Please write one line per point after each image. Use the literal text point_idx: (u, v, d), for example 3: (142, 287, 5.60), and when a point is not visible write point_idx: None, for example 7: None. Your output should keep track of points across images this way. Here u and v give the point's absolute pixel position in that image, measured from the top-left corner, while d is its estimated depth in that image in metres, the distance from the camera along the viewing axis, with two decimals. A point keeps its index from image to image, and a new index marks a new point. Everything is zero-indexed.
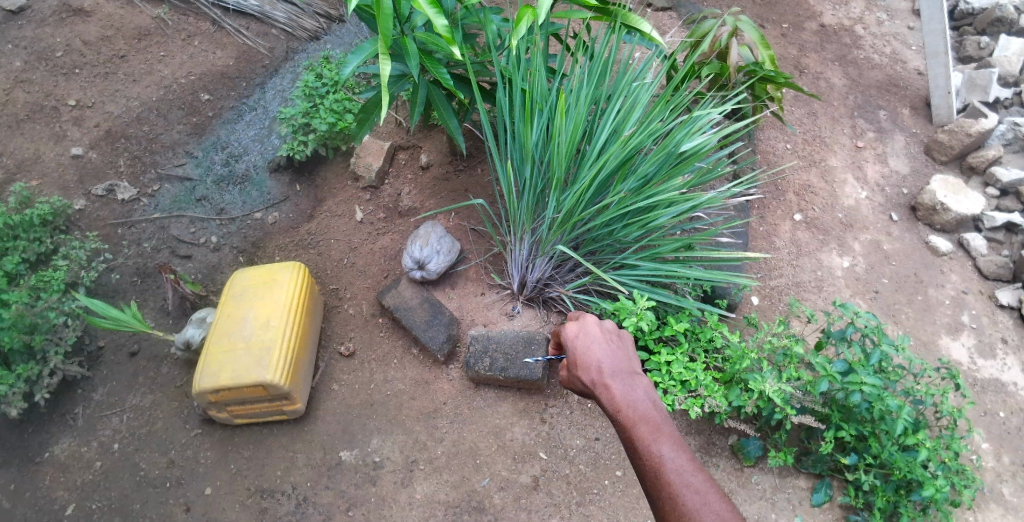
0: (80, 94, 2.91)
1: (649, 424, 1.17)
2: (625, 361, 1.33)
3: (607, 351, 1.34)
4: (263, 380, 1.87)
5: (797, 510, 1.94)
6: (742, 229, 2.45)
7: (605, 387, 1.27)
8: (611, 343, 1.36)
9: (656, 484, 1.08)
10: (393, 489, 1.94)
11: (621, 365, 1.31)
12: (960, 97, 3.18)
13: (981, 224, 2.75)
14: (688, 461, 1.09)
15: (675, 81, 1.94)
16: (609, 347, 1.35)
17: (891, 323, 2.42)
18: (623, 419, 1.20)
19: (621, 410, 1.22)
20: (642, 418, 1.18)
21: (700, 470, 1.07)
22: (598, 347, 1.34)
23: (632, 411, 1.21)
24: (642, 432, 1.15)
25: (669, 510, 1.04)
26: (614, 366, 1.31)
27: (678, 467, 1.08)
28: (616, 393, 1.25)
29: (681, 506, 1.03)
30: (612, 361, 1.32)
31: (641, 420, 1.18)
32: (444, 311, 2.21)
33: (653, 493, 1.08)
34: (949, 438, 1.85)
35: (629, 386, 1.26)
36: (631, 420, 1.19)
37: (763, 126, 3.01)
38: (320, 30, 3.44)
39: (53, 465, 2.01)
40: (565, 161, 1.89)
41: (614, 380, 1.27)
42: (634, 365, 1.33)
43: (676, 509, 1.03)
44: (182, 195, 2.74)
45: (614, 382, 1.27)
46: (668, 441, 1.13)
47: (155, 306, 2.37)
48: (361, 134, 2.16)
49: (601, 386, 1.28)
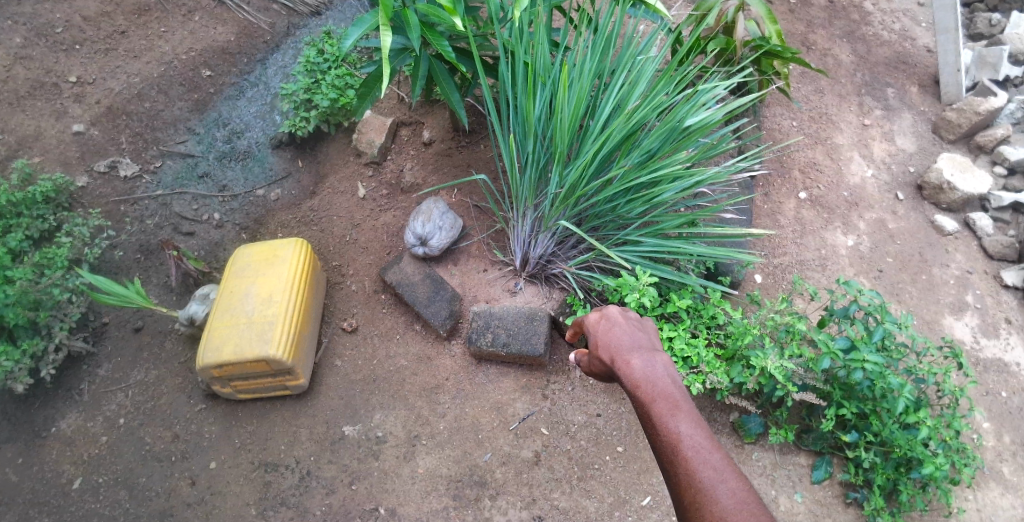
0: (80, 70, 2.89)
1: (667, 400, 1.13)
2: (646, 342, 1.30)
3: (628, 332, 1.32)
4: (265, 355, 1.88)
5: (797, 487, 1.95)
6: (746, 205, 2.43)
7: (624, 362, 1.24)
8: (633, 326, 1.34)
9: (673, 460, 1.05)
10: (395, 463, 1.96)
11: (642, 344, 1.29)
12: (970, 74, 3.13)
13: (987, 203, 2.73)
14: (705, 438, 1.06)
15: (682, 54, 1.89)
16: (630, 330, 1.33)
17: (894, 302, 2.41)
18: (641, 395, 1.16)
19: (640, 386, 1.18)
20: (660, 395, 1.15)
21: (718, 448, 1.04)
22: (618, 329, 1.33)
23: (650, 387, 1.17)
24: (660, 408, 1.12)
25: (684, 487, 1.01)
26: (634, 344, 1.28)
27: (695, 445, 1.04)
28: (636, 368, 1.22)
29: (698, 483, 1.00)
30: (634, 340, 1.29)
31: (659, 397, 1.14)
32: (446, 286, 2.21)
33: (671, 470, 1.05)
34: (951, 417, 1.82)
35: (649, 363, 1.22)
36: (649, 396, 1.15)
37: (769, 103, 2.97)
38: (321, 6, 3.43)
39: (59, 439, 2.03)
40: (567, 136, 1.86)
41: (635, 357, 1.24)
42: (657, 345, 1.30)
43: (692, 487, 1.00)
44: (184, 171, 2.74)
45: (634, 359, 1.24)
46: (687, 417, 1.09)
47: (158, 283, 2.38)
48: (363, 108, 2.13)
49: (621, 362, 1.25)
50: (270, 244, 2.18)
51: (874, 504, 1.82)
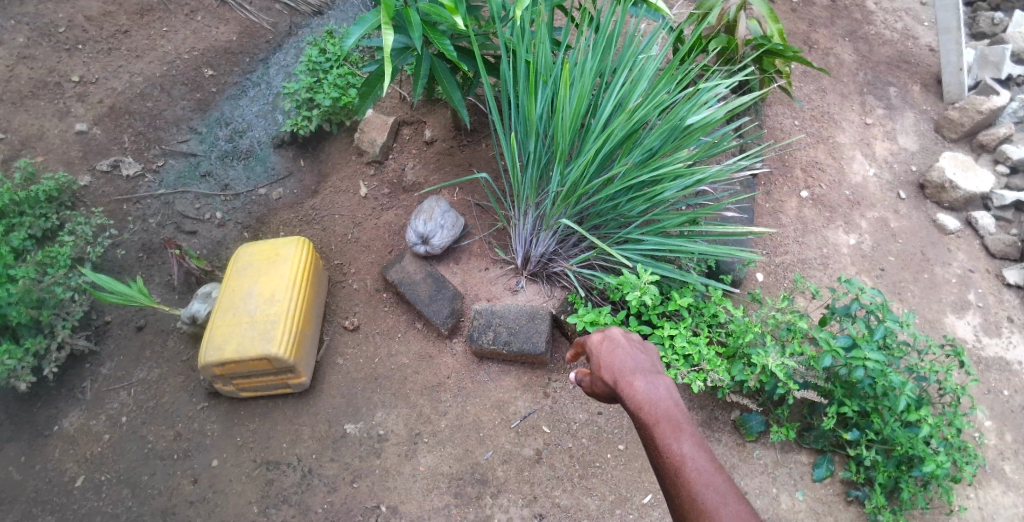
0: (83, 70, 2.90)
1: (670, 422, 1.13)
2: (648, 362, 1.30)
3: (630, 353, 1.32)
4: (267, 353, 1.89)
5: (799, 485, 1.94)
6: (748, 204, 2.43)
7: (627, 384, 1.24)
8: (635, 346, 1.34)
9: (676, 483, 1.05)
10: (397, 461, 1.96)
11: (644, 365, 1.29)
12: (972, 73, 3.13)
13: (990, 202, 2.72)
14: (708, 460, 1.06)
15: (683, 53, 1.88)
16: (633, 351, 1.33)
17: (896, 300, 2.41)
18: (643, 417, 1.17)
19: (642, 408, 1.18)
20: (662, 416, 1.15)
21: (721, 470, 1.04)
22: (620, 349, 1.33)
23: (653, 408, 1.17)
24: (663, 429, 1.12)
25: (688, 510, 1.01)
26: (636, 365, 1.28)
27: (698, 466, 1.04)
28: (638, 389, 1.22)
29: (701, 505, 1.00)
30: (636, 361, 1.29)
31: (662, 418, 1.14)
32: (447, 285, 2.21)
33: (675, 493, 1.05)
34: (953, 415, 1.82)
35: (651, 384, 1.22)
36: (652, 418, 1.15)
37: (770, 102, 2.97)
38: (323, 6, 3.44)
39: (62, 437, 2.03)
40: (569, 135, 1.87)
41: (637, 378, 1.24)
42: (659, 366, 1.30)
43: (696, 509, 1.00)
44: (186, 171, 2.75)
45: (636, 380, 1.24)
46: (690, 438, 1.09)
47: (161, 282, 2.39)
48: (365, 107, 2.13)
49: (624, 384, 1.25)
50: (272, 243, 2.18)
51: (876, 503, 1.82)
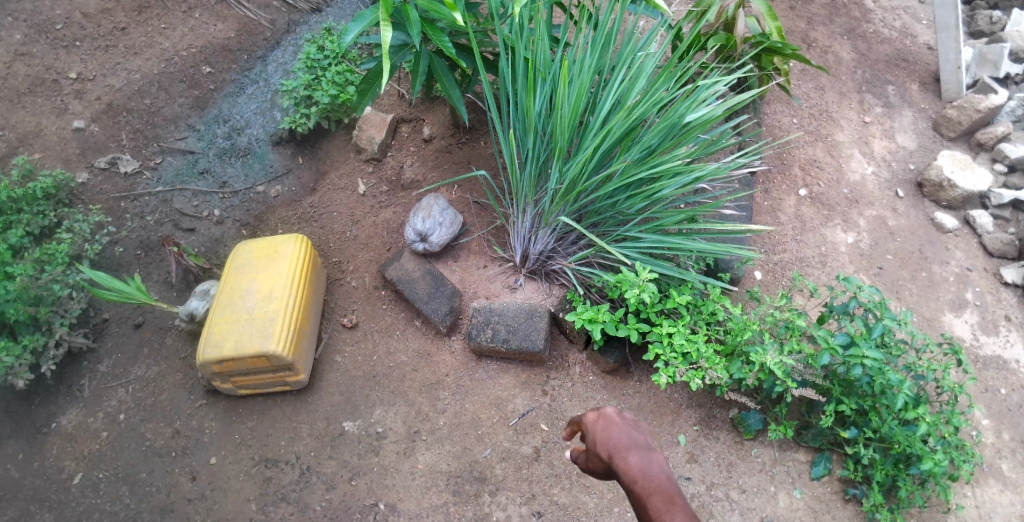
0: (80, 67, 2.89)
1: (663, 494, 1.00)
2: (640, 430, 1.16)
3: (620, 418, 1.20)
4: (265, 350, 1.89)
5: (796, 483, 1.95)
6: (746, 202, 2.44)
7: (616, 452, 1.11)
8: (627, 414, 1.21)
9: None
10: (395, 459, 1.96)
11: (635, 431, 1.16)
12: (971, 72, 3.13)
13: (988, 201, 2.73)
14: None
15: (681, 50, 1.88)
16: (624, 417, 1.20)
17: (894, 299, 2.42)
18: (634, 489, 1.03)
19: (633, 478, 1.04)
20: (655, 488, 1.01)
21: None
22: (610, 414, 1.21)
23: (644, 478, 1.04)
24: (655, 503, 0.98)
25: None
26: (626, 431, 1.15)
27: None
28: (628, 458, 1.08)
29: None
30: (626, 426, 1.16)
31: (655, 490, 1.01)
32: (446, 282, 2.20)
33: None
34: (950, 413, 1.82)
35: (642, 452, 1.09)
36: (644, 489, 1.02)
37: (769, 101, 2.97)
38: (321, 3, 3.43)
39: (60, 435, 2.03)
40: (568, 132, 1.86)
41: (627, 445, 1.11)
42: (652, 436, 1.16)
43: None
44: (184, 168, 2.74)
45: (626, 447, 1.10)
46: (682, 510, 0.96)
47: (159, 279, 2.38)
48: (363, 105, 2.13)
49: (613, 451, 1.11)
50: (270, 241, 2.18)
51: (874, 501, 1.82)
